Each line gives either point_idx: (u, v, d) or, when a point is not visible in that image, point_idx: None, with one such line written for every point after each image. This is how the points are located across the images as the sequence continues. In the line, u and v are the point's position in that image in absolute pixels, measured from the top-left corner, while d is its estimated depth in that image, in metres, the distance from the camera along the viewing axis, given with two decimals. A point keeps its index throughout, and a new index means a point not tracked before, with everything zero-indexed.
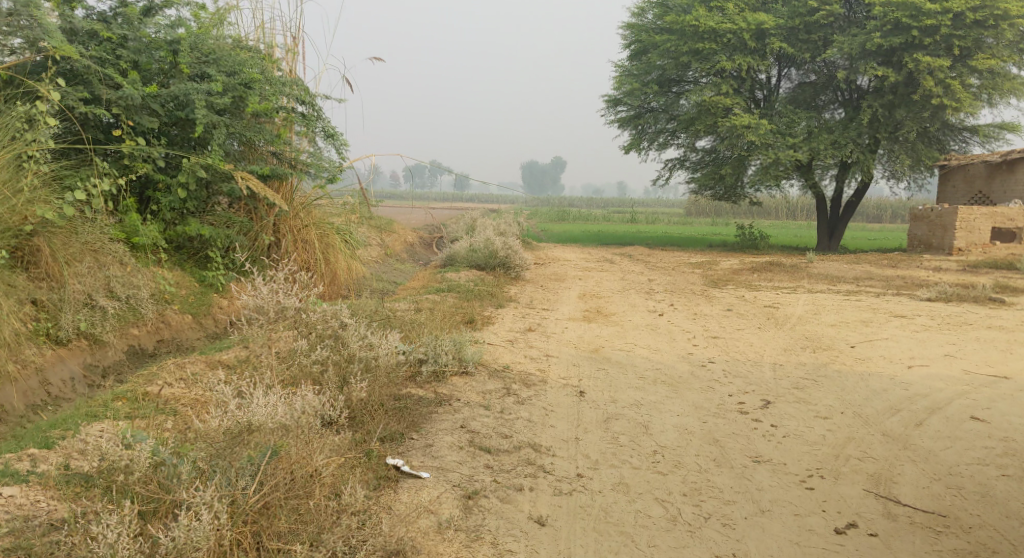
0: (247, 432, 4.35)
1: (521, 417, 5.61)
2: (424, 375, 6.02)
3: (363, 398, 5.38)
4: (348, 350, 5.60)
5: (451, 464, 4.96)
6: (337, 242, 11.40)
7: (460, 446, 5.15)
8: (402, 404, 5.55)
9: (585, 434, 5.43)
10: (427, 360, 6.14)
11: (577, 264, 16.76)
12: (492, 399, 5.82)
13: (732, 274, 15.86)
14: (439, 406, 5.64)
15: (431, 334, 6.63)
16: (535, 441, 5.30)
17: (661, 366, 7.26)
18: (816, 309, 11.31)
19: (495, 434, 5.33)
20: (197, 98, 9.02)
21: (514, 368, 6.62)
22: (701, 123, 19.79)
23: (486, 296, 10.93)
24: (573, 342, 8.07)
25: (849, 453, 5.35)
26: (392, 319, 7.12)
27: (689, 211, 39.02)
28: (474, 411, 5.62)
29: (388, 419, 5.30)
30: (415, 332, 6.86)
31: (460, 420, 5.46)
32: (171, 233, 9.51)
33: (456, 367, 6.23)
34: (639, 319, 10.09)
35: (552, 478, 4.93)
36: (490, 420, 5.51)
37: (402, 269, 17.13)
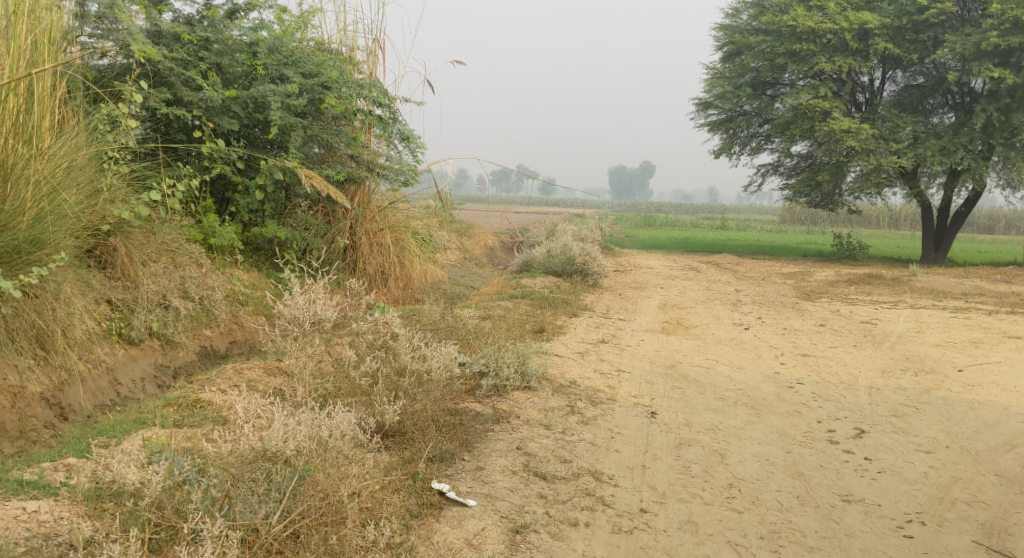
0: (262, 457, 4.12)
1: (584, 439, 5.24)
2: (484, 389, 5.75)
3: (413, 413, 5.08)
4: (399, 363, 5.31)
5: (503, 492, 4.63)
6: (410, 245, 11.66)
7: (514, 471, 4.82)
8: (458, 419, 5.30)
9: (653, 463, 5.01)
10: (488, 372, 5.87)
11: (661, 272, 16.23)
12: (555, 418, 5.47)
13: (826, 286, 15.04)
14: (496, 425, 5.33)
15: (495, 345, 6.34)
16: (597, 468, 4.91)
17: (741, 386, 6.76)
18: (919, 326, 10.51)
19: (553, 458, 4.98)
20: (274, 100, 8.93)
21: (581, 383, 6.25)
22: (797, 127, 18.93)
23: (561, 305, 10.60)
24: (648, 357, 7.64)
25: (955, 496, 4.77)
26: (456, 328, 6.87)
27: (783, 218, 37.72)
28: (534, 431, 5.28)
29: (439, 436, 5.05)
30: (479, 342, 6.58)
31: (518, 441, 5.14)
32: (248, 235, 9.52)
33: (518, 381, 5.92)
34: (722, 333, 9.56)
35: (612, 512, 4.53)
36: (549, 442, 5.16)
37: (481, 274, 16.96)
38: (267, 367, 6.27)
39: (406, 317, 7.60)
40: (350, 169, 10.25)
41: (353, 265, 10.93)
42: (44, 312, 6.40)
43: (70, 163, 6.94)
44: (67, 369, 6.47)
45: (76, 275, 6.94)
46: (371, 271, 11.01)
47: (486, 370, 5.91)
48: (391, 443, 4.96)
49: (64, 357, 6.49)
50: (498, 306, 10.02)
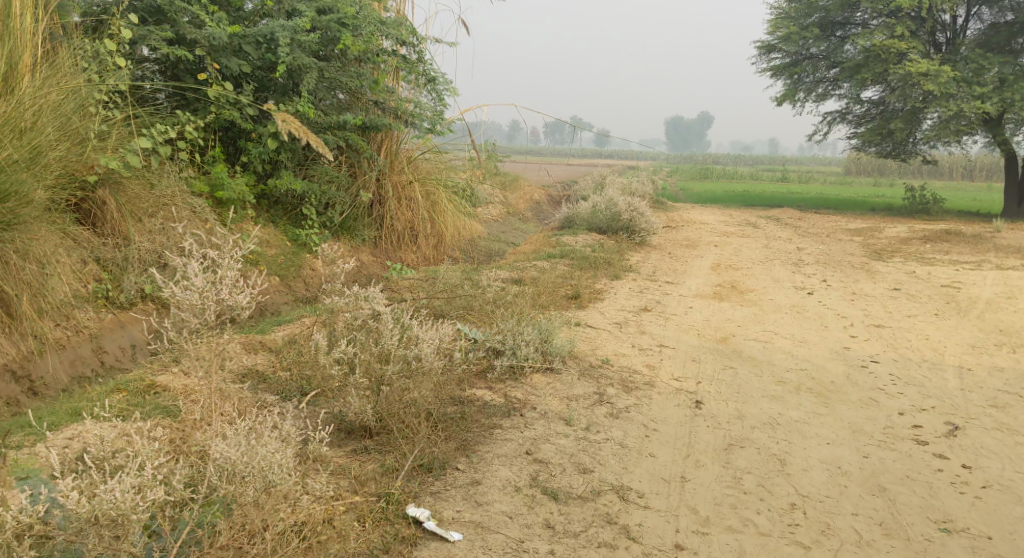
0: (91, 523, 3.30)
1: (612, 439, 4.43)
2: (498, 371, 5.00)
3: (401, 400, 4.42)
4: (381, 347, 4.50)
5: (499, 519, 3.85)
6: (442, 199, 10.99)
7: (517, 489, 4.04)
8: (460, 412, 4.59)
9: (695, 473, 4.19)
10: (504, 351, 5.12)
11: (715, 228, 15.11)
12: (579, 411, 4.68)
13: (897, 244, 13.77)
14: (506, 419, 4.58)
15: (511, 319, 5.58)
16: (624, 483, 4.10)
17: (806, 365, 5.82)
18: (1008, 291, 9.36)
19: (571, 468, 4.19)
20: (282, 35, 8.08)
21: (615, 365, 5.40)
22: (868, 71, 17.41)
23: (604, 266, 9.68)
24: (696, 328, 6.72)
25: None
26: (472, 305, 6.12)
27: (848, 169, 35.82)
28: (552, 428, 4.51)
29: (429, 438, 4.32)
30: (495, 316, 5.80)
31: (529, 443, 4.37)
32: (261, 187, 8.82)
33: (538, 361, 5.14)
34: (781, 298, 8.55)
35: (640, 547, 3.71)
36: (567, 443, 4.38)
37: (524, 229, 16.06)
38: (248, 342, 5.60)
39: (422, 285, 6.81)
40: (373, 117, 9.47)
41: (379, 220, 10.29)
42: (10, 275, 5.73)
43: (54, 101, 6.19)
44: (39, 338, 5.87)
45: (54, 232, 6.24)
46: (400, 227, 10.39)
47: (502, 349, 5.16)
48: (370, 442, 4.33)
49: (35, 323, 5.88)
50: (533, 267, 9.17)
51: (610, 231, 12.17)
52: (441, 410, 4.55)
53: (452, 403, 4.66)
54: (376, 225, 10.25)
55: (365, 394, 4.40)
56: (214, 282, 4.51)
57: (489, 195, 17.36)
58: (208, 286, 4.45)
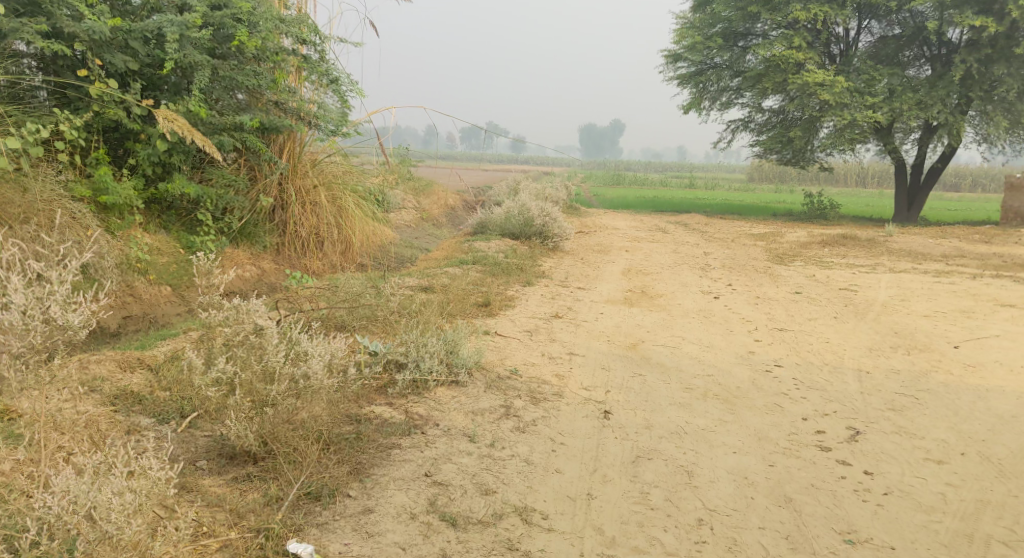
0: None
1: (517, 456, 4.31)
2: (400, 386, 4.76)
3: (288, 424, 4.20)
4: (264, 365, 4.26)
5: (390, 551, 3.66)
6: (349, 204, 10.62)
7: (412, 516, 3.86)
8: (357, 433, 4.36)
9: (602, 490, 4.10)
10: (406, 365, 4.90)
11: (626, 233, 15.20)
12: (484, 426, 4.53)
13: (799, 248, 14.14)
14: (406, 438, 4.38)
15: (415, 330, 5.39)
16: (527, 504, 3.97)
17: (713, 371, 5.80)
18: (903, 293, 9.67)
19: (473, 489, 4.04)
20: (168, 29, 7.68)
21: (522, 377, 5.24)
22: (769, 80, 17.89)
23: (515, 271, 9.55)
24: (605, 335, 6.63)
25: (985, 530, 3.95)
26: (374, 317, 5.89)
27: (751, 176, 36.91)
28: (455, 446, 4.35)
29: (319, 465, 4.08)
30: (400, 328, 5.58)
31: (429, 463, 4.19)
32: (152, 192, 8.37)
33: (443, 374, 4.93)
34: (689, 303, 8.58)
35: None
36: (470, 462, 4.23)
37: (436, 234, 15.81)
38: (127, 360, 5.22)
39: (323, 297, 6.53)
40: (272, 118, 9.11)
41: (281, 226, 9.89)
42: None
43: None
44: None
45: None
46: (304, 233, 9.98)
47: (405, 363, 4.93)
48: (253, 470, 4.08)
49: None
50: (442, 274, 8.96)
51: (522, 237, 12.00)
52: (336, 431, 4.33)
53: (349, 422, 4.44)
54: (278, 231, 9.86)
55: (247, 417, 4.15)
56: (41, 297, 4.02)
57: (400, 200, 17.03)
58: (31, 303, 3.95)
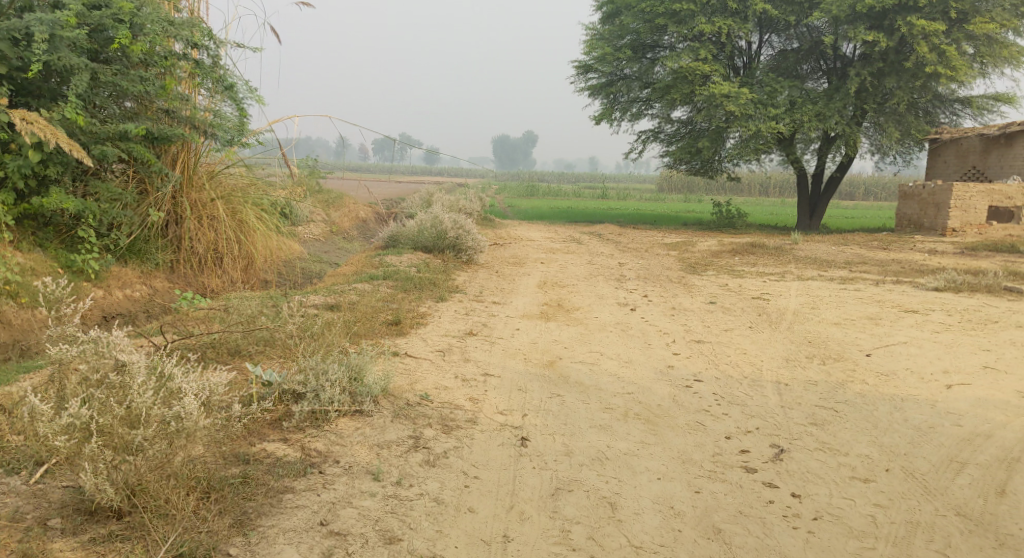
0: None
1: (427, 494, 4.03)
2: (297, 418, 4.44)
3: (158, 474, 3.80)
4: (134, 406, 3.85)
5: None
6: (250, 219, 10.00)
7: None
8: (244, 476, 4.03)
9: (520, 531, 3.86)
10: (305, 394, 4.56)
11: (541, 245, 15.01)
12: (390, 462, 4.23)
13: (710, 257, 14.23)
14: (300, 480, 4.06)
15: (315, 354, 5.02)
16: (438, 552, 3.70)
17: (633, 388, 5.59)
18: (813, 301, 9.74)
19: (377, 539, 3.75)
20: (36, 28, 7.17)
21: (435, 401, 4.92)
22: (677, 91, 18.06)
23: (428, 286, 9.18)
24: (522, 352, 6.35)
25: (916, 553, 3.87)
26: (272, 343, 5.47)
27: (660, 186, 37.51)
28: (356, 487, 4.05)
29: (193, 519, 3.75)
30: (300, 352, 5.18)
31: (326, 507, 3.89)
32: (24, 207, 7.81)
33: (346, 404, 4.61)
34: (606, 316, 8.39)
35: None
36: (372, 505, 3.94)
37: (346, 248, 15.28)
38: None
39: (216, 322, 6.03)
40: (161, 126, 8.59)
41: (176, 243, 9.29)
42: None
43: None
44: None
45: None
46: (201, 249, 9.35)
47: (303, 392, 4.60)
48: (116, 528, 3.71)
49: None
50: (350, 290, 8.52)
51: (435, 250, 11.61)
52: (220, 477, 3.99)
53: (235, 463, 4.10)
54: (172, 248, 9.24)
55: (111, 466, 3.74)
56: None
57: (308, 213, 16.41)
58: None
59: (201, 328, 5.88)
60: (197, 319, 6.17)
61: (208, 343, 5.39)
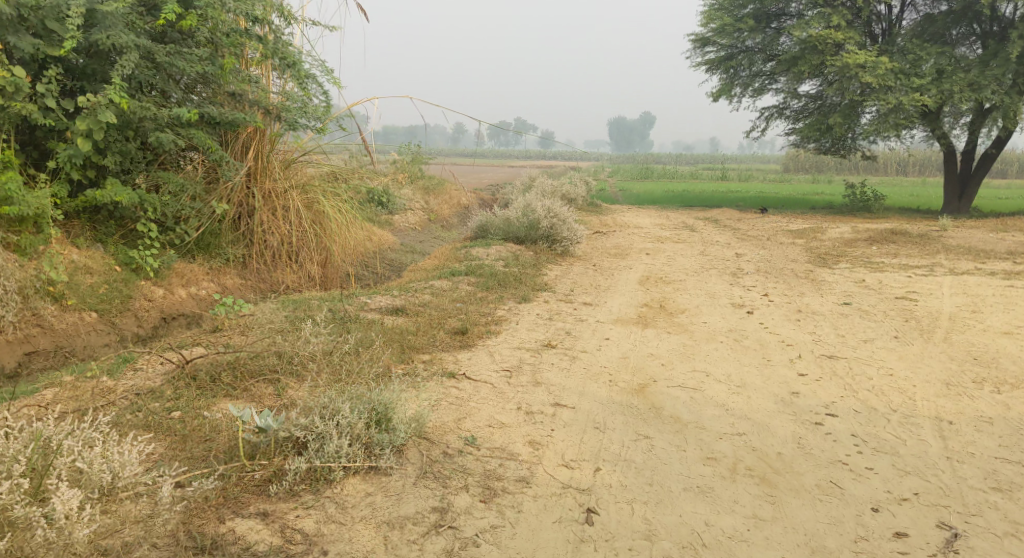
0: None
1: None
2: (292, 477, 3.73)
3: None
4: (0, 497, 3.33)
5: None
6: (326, 211, 9.09)
7: None
8: None
9: None
10: (305, 447, 3.84)
11: (649, 233, 13.76)
12: (401, 552, 3.48)
13: (842, 247, 12.54)
14: None
15: (339, 387, 4.22)
16: None
17: (744, 421, 4.46)
18: (973, 302, 8.14)
19: None
20: (75, 3, 6.73)
21: (484, 454, 4.04)
22: (805, 63, 16.29)
23: (513, 283, 8.19)
24: (607, 372, 5.26)
25: None
26: (297, 366, 4.64)
27: (786, 166, 35.08)
28: None
29: None
30: (327, 381, 4.40)
31: None
32: (80, 201, 7.29)
33: (359, 458, 3.85)
34: (716, 322, 7.13)
35: None
36: None
37: (443, 236, 14.42)
38: None
39: (246, 336, 5.24)
40: (220, 109, 7.95)
41: (248, 236, 8.63)
42: None
43: None
44: None
45: None
46: (275, 242, 8.67)
47: (304, 444, 3.86)
48: None
49: None
50: (426, 289, 7.65)
51: (527, 240, 10.58)
52: None
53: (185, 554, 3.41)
54: (244, 242, 8.60)
55: None
56: None
57: (406, 200, 15.71)
58: None
59: (229, 345, 5.08)
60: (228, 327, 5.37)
61: (229, 363, 4.61)
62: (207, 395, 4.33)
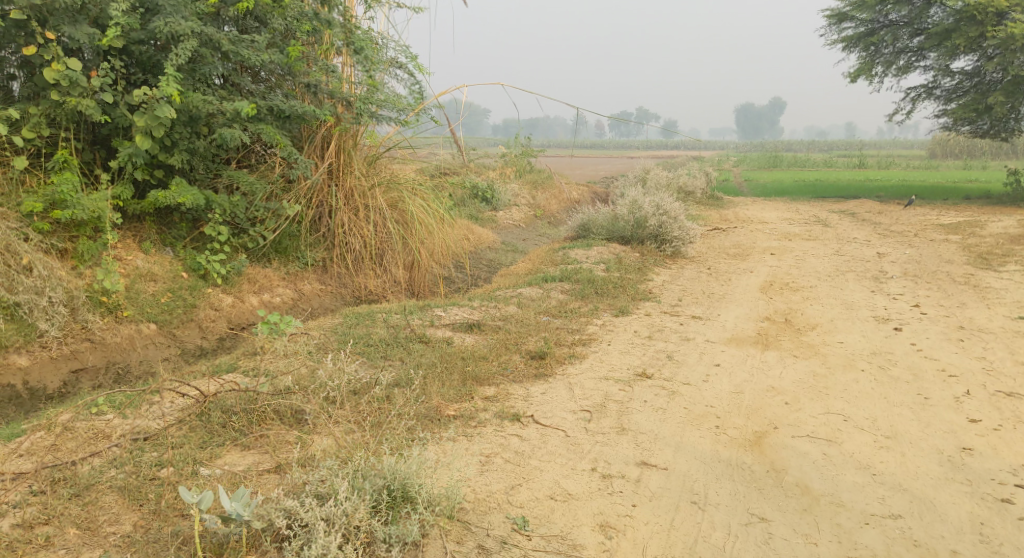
0: None
1: None
2: None
3: None
4: None
5: None
6: (413, 209, 8.28)
7: None
8: None
9: None
10: (290, 539, 3.11)
11: (775, 229, 12.35)
12: None
13: (1008, 245, 10.75)
14: None
15: (360, 455, 3.44)
16: None
17: (897, 494, 3.59)
18: None
19: None
20: None
21: (536, 547, 3.23)
22: (960, 36, 14.33)
23: (612, 291, 7.19)
24: (714, 414, 4.24)
25: None
26: (319, 416, 3.88)
27: (933, 152, 32.05)
28: None
29: None
30: (360, 438, 3.67)
31: None
32: (145, 203, 6.81)
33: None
34: (856, 342, 5.91)
35: None
36: None
37: (548, 233, 13.47)
38: None
39: (282, 363, 4.52)
40: (290, 101, 7.35)
41: (328, 238, 7.97)
42: None
43: None
44: None
45: None
46: (357, 245, 7.96)
47: (290, 536, 3.13)
48: None
49: None
50: (512, 298, 6.77)
51: (633, 240, 9.53)
52: None
53: None
54: (324, 244, 7.97)
55: None
56: None
57: (511, 195, 14.85)
58: None
59: (262, 376, 4.40)
60: (269, 344, 4.68)
61: (248, 403, 3.95)
62: (212, 443, 3.71)
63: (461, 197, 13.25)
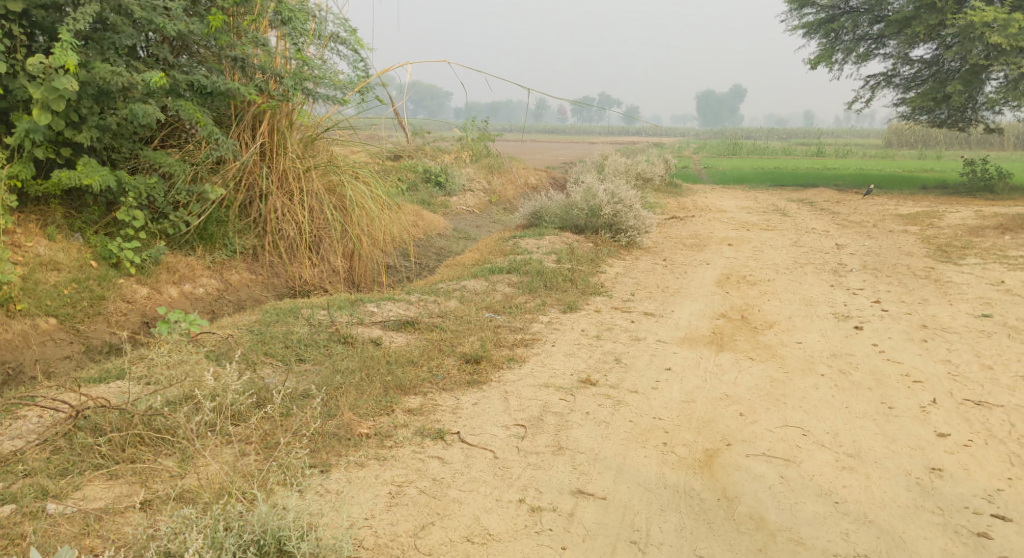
0: None
1: None
2: None
3: None
4: None
5: None
6: (353, 192, 7.73)
7: None
8: None
9: None
10: None
11: (733, 218, 12.02)
12: None
13: (966, 237, 10.53)
14: None
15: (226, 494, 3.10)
16: None
17: (862, 528, 3.25)
18: None
19: None
20: None
21: None
22: (919, 24, 14.10)
23: (561, 284, 6.76)
24: (662, 428, 3.86)
25: None
26: (207, 437, 3.44)
27: (890, 141, 32.12)
28: None
29: None
30: (246, 470, 3.25)
31: None
32: (49, 185, 6.19)
33: None
34: (815, 342, 5.55)
35: None
36: None
37: (502, 220, 12.98)
38: None
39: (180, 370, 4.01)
40: (213, 76, 6.75)
41: (260, 225, 7.39)
42: None
43: None
44: None
45: None
46: (292, 232, 7.38)
47: None
48: None
49: None
50: (451, 291, 6.31)
51: (586, 229, 9.10)
52: None
53: None
54: (255, 231, 7.39)
55: None
56: None
57: (464, 180, 14.34)
58: None
59: (159, 384, 3.91)
60: (167, 345, 4.15)
61: (123, 423, 3.53)
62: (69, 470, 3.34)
63: (412, 181, 12.72)
